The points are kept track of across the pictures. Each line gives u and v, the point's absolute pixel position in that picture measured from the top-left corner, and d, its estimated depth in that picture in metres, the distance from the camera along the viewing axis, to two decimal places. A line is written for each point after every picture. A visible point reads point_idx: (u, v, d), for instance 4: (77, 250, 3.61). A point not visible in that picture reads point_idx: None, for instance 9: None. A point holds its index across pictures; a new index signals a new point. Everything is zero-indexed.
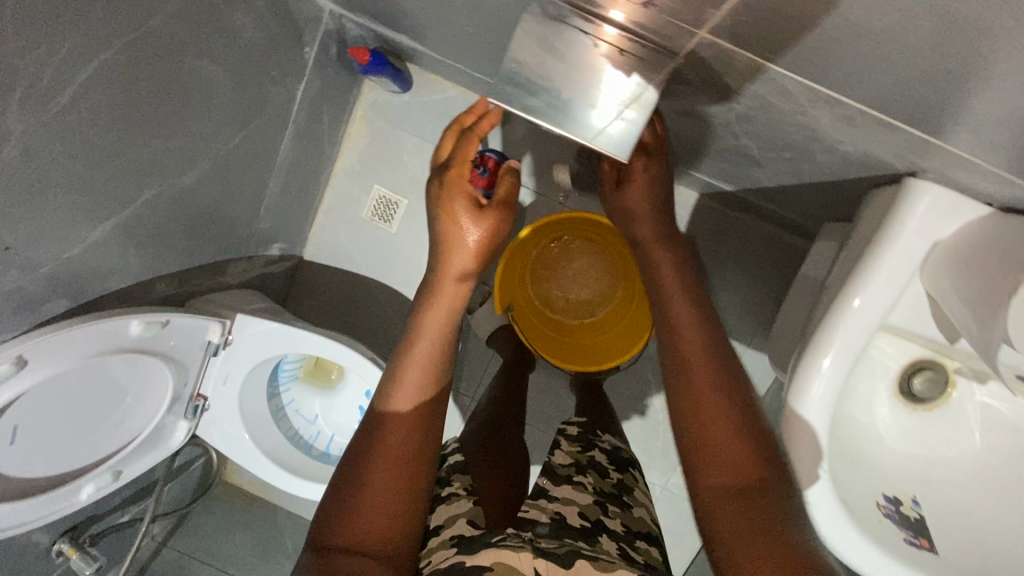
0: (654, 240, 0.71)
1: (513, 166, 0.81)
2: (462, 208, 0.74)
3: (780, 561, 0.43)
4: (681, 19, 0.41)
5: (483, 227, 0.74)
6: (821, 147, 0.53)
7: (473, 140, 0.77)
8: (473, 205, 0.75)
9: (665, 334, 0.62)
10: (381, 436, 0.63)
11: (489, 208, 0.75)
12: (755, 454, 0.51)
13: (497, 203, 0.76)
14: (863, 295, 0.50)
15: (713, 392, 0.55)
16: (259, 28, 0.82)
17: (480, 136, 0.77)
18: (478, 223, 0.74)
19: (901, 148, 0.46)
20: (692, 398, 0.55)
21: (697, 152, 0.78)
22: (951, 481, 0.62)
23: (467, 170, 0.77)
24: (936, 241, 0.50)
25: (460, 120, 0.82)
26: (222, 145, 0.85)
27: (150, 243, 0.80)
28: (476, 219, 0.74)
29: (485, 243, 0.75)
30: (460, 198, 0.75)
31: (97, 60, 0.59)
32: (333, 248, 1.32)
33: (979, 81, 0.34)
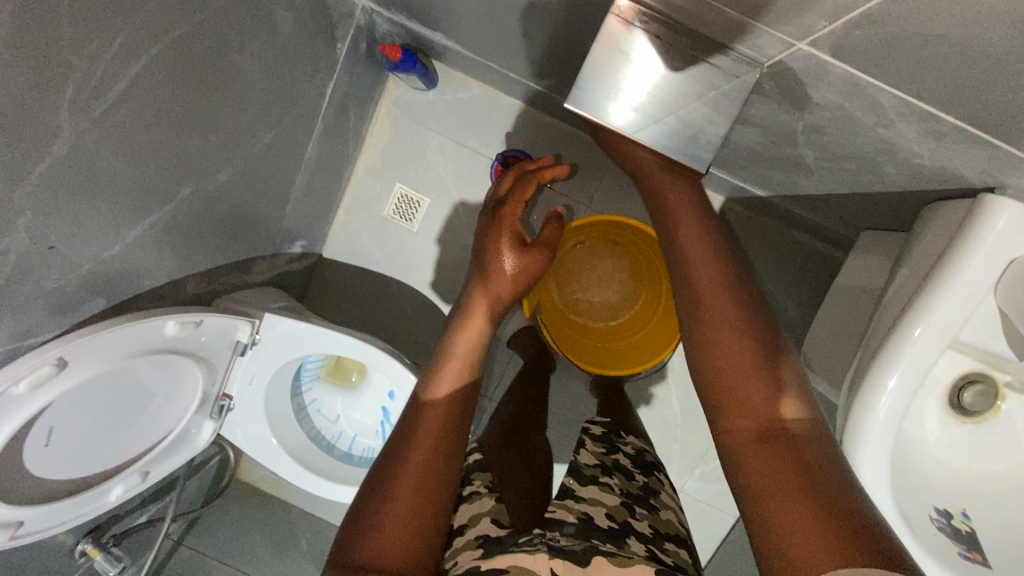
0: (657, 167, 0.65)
1: (558, 215, 0.82)
2: (506, 240, 0.76)
3: (811, 520, 0.43)
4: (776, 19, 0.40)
5: (522, 262, 0.75)
6: (891, 159, 0.53)
7: (534, 183, 0.83)
8: (519, 242, 0.76)
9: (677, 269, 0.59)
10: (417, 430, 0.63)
11: (531, 249, 0.76)
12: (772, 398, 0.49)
13: (541, 245, 0.77)
14: (934, 315, 0.49)
15: (734, 335, 0.52)
16: (297, 23, 0.80)
17: (541, 180, 0.82)
18: (519, 257, 0.75)
19: (983, 162, 0.46)
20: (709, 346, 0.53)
21: (743, 157, 0.77)
22: (1001, 493, 0.61)
23: (519, 209, 0.80)
24: (1012, 259, 0.48)
25: (522, 166, 0.89)
26: (256, 143, 0.84)
27: (183, 242, 0.78)
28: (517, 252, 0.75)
29: (522, 276, 0.75)
30: (507, 232, 0.77)
31: (146, 56, 0.57)
32: (353, 246, 1.30)
33: None
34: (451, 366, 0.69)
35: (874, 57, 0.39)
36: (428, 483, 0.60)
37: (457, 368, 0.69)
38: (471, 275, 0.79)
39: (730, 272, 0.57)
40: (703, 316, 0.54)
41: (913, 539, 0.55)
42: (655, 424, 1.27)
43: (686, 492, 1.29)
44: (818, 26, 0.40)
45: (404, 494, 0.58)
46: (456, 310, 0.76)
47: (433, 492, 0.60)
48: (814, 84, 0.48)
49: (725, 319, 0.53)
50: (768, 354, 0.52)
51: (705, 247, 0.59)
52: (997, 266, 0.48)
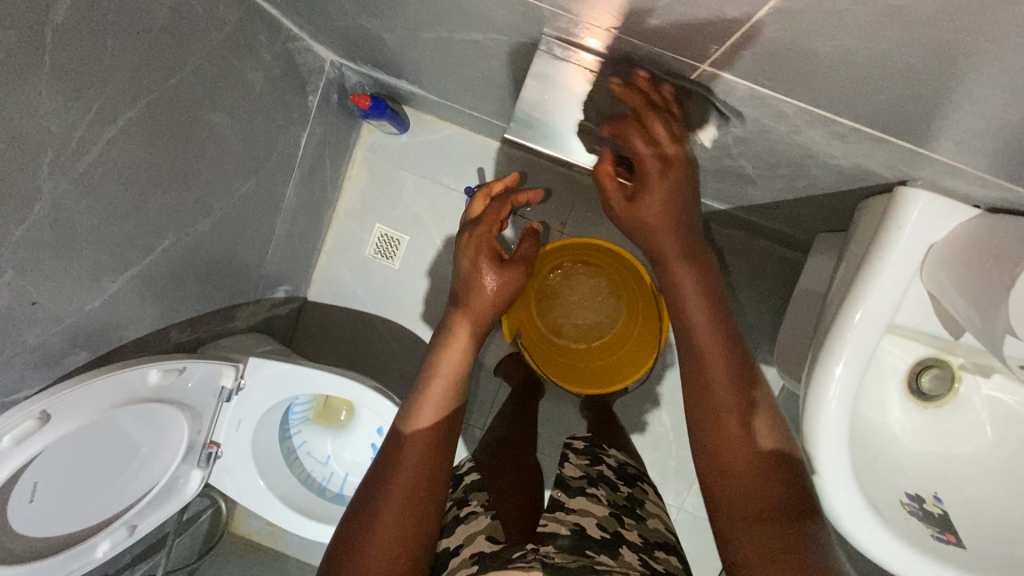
0: (676, 256, 0.64)
1: (535, 231, 0.86)
2: (487, 259, 0.80)
3: None
4: (677, 35, 0.45)
5: (502, 277, 0.80)
6: (816, 164, 0.57)
7: (506, 206, 0.85)
8: (496, 259, 0.81)
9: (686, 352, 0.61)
10: (399, 457, 0.65)
11: (508, 264, 0.81)
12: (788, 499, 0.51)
13: (517, 260, 0.82)
14: (866, 305, 0.52)
15: (732, 405, 0.57)
16: (268, 81, 0.86)
17: (513, 202, 0.86)
18: (499, 274, 0.80)
19: (889, 159, 0.49)
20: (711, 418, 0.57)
21: (693, 173, 0.82)
22: (968, 474, 0.63)
23: (494, 229, 0.83)
24: (930, 246, 0.51)
25: (488, 186, 0.91)
26: (234, 192, 0.88)
27: (165, 293, 0.81)
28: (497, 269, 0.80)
29: (501, 291, 0.80)
30: (485, 251, 0.81)
31: (123, 117, 0.62)
32: (337, 287, 1.34)
33: (948, 100, 0.39)
34: (432, 393, 0.71)
35: (770, 75, 0.44)
36: (412, 507, 0.61)
37: (437, 394, 0.71)
38: (451, 292, 0.82)
39: (747, 367, 0.59)
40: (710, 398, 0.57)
41: (883, 523, 0.56)
42: (647, 444, 1.27)
43: (686, 509, 1.28)
44: (713, 50, 0.45)
45: (388, 517, 0.60)
46: (437, 332, 0.79)
47: (417, 508, 0.62)
48: (731, 102, 0.52)
49: (731, 404, 0.56)
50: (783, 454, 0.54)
51: (712, 335, 0.60)
52: (918, 253, 0.51)
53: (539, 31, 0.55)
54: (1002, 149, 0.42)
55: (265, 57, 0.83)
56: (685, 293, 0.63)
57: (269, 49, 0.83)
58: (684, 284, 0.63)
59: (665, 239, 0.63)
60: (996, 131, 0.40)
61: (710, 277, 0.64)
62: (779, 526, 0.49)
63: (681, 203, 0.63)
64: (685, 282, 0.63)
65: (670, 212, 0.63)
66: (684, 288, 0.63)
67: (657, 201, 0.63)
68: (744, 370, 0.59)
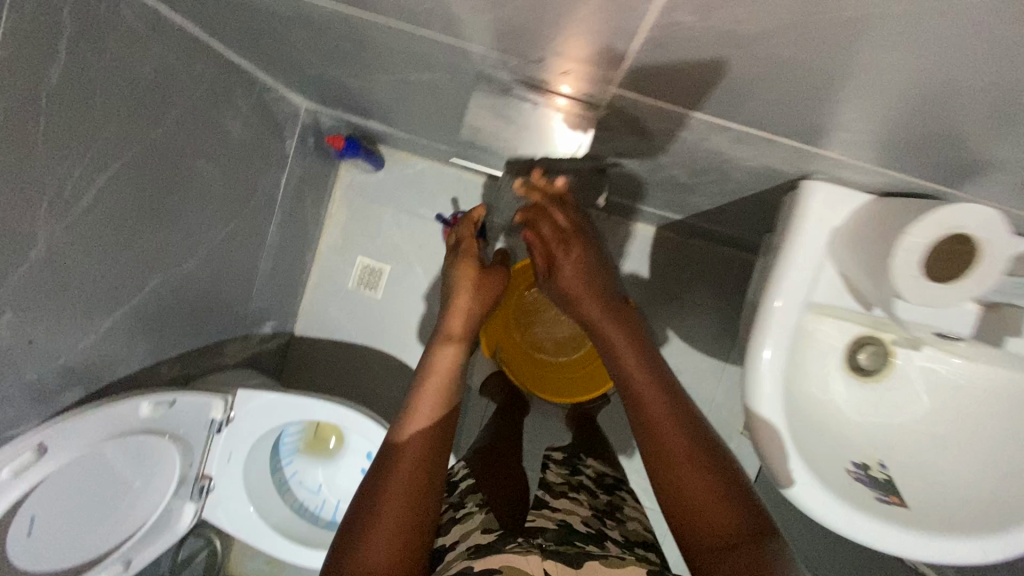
0: (603, 319, 0.74)
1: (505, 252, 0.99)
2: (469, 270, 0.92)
3: None
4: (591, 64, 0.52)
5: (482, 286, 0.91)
6: (735, 167, 0.64)
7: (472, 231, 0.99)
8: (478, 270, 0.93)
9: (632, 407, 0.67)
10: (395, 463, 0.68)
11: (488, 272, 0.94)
12: (750, 526, 0.57)
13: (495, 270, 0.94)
14: (783, 288, 0.58)
15: (680, 446, 0.63)
16: (246, 128, 0.93)
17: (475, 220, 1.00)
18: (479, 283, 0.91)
19: (788, 157, 0.56)
20: (665, 461, 0.63)
21: (642, 186, 0.89)
22: (911, 441, 0.68)
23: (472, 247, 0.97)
24: (833, 230, 0.58)
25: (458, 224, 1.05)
26: (217, 233, 0.94)
27: (154, 330, 0.86)
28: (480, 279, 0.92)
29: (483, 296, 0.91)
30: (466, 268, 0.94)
31: (112, 168, 0.68)
32: (323, 320, 1.39)
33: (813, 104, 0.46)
34: (429, 387, 0.77)
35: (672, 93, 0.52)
36: (410, 506, 0.65)
37: (435, 388, 0.77)
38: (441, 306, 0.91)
39: (682, 406, 0.66)
40: (662, 443, 0.63)
41: (828, 489, 0.60)
42: (633, 451, 1.31)
43: None
44: (612, 87, 0.52)
45: (387, 516, 0.63)
46: (434, 335, 0.85)
47: (413, 507, 0.65)
48: (643, 127, 0.60)
49: (679, 443, 0.63)
50: (730, 484, 0.61)
51: (650, 381, 0.67)
52: (822, 238, 0.58)
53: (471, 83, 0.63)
54: (870, 140, 0.49)
55: (242, 107, 0.90)
56: (617, 348, 0.71)
57: (246, 100, 0.91)
58: (617, 343, 0.72)
59: (586, 304, 0.75)
60: (860, 127, 0.47)
61: (635, 330, 0.73)
62: (747, 549, 0.55)
63: (592, 270, 0.78)
64: (617, 340, 0.72)
65: (586, 279, 0.77)
66: (617, 344, 0.72)
67: (571, 272, 0.77)
68: (680, 410, 0.66)
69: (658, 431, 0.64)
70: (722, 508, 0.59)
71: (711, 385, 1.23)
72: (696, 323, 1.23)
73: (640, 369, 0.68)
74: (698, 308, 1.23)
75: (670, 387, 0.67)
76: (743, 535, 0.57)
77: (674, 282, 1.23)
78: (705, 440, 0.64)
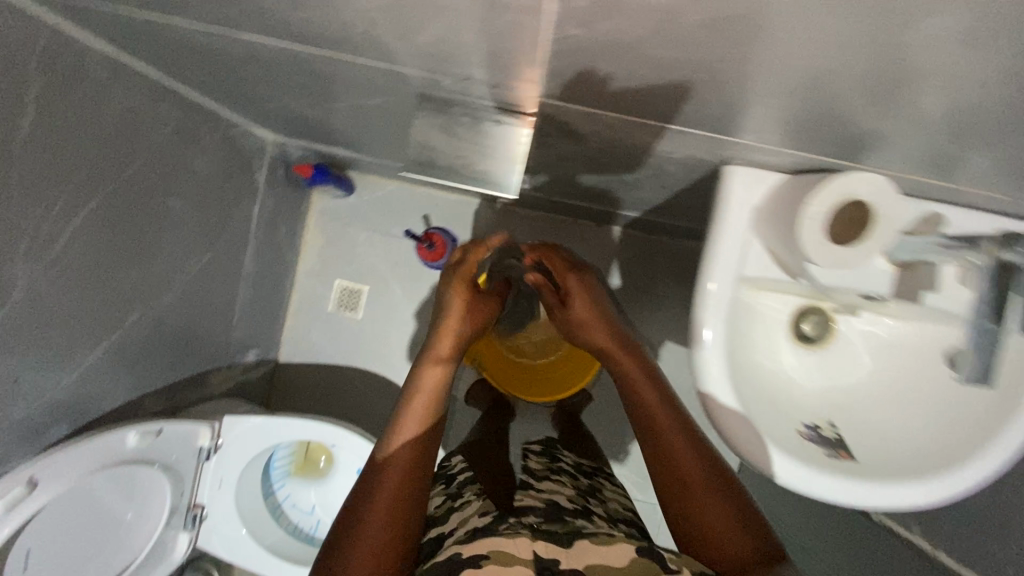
0: (615, 350, 0.77)
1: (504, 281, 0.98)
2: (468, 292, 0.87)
3: None
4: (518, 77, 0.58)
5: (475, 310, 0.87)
6: (666, 160, 0.69)
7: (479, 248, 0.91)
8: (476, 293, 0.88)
9: (646, 430, 0.70)
10: (384, 472, 0.67)
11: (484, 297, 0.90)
12: (760, 546, 0.60)
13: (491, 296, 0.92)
14: (716, 267, 0.63)
15: (695, 469, 0.65)
16: (214, 164, 0.98)
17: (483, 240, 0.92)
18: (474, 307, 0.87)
19: (706, 146, 0.62)
20: (680, 482, 0.65)
21: (593, 187, 0.95)
22: (858, 402, 0.73)
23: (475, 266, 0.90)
24: (754, 209, 0.62)
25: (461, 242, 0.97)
26: (193, 265, 0.98)
27: (136, 364, 0.89)
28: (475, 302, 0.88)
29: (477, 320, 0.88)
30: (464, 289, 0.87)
31: (85, 208, 0.72)
32: (306, 344, 1.42)
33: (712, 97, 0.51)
34: (417, 405, 0.74)
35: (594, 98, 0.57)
36: (396, 515, 0.65)
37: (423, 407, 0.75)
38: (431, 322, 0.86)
39: (693, 431, 0.69)
40: (677, 464, 0.66)
41: (782, 450, 0.64)
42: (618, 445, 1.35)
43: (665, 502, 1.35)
44: (536, 96, 0.58)
45: (374, 521, 0.64)
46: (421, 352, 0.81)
47: (402, 515, 0.65)
48: (575, 132, 0.65)
49: (693, 465, 0.66)
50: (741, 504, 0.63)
51: (663, 406, 0.70)
52: (746, 216, 0.63)
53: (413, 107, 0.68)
54: (770, 125, 0.54)
55: (208, 144, 0.95)
56: (631, 373, 0.74)
57: (211, 137, 0.95)
58: (630, 368, 0.75)
59: (597, 335, 0.79)
60: (757, 114, 0.53)
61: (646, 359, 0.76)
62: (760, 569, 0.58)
63: (602, 307, 0.81)
64: (630, 367, 0.75)
65: (599, 315, 0.80)
66: (629, 370, 0.75)
67: (584, 309, 0.80)
68: (692, 435, 0.68)
69: (673, 453, 0.67)
70: (735, 527, 0.61)
71: (685, 373, 1.28)
72: (664, 313, 1.28)
73: (653, 396, 0.71)
74: (666, 301, 1.28)
75: (682, 414, 0.70)
76: (756, 554, 0.59)
77: (640, 278, 1.28)
78: (716, 462, 0.67)
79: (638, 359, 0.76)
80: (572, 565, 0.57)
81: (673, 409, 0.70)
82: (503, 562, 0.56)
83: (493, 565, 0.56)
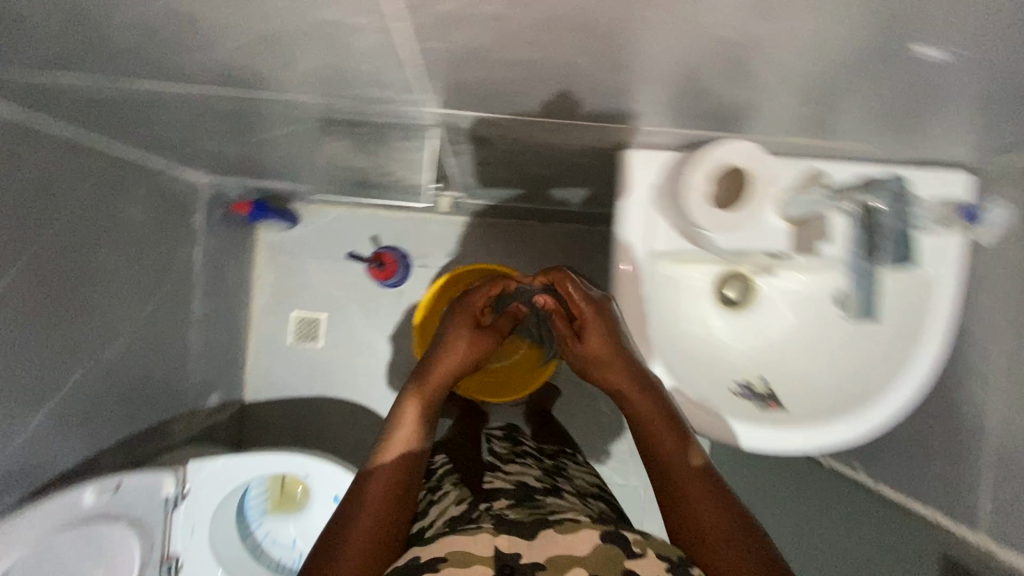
0: (631, 385, 0.66)
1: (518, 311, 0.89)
2: (467, 326, 0.81)
3: None
4: None
5: (474, 343, 0.80)
6: (573, 152, 0.73)
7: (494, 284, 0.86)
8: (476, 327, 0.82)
9: (658, 473, 0.62)
10: (364, 494, 0.63)
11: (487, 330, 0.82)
12: None
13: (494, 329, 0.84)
14: (625, 250, 0.67)
15: (715, 521, 0.57)
16: (143, 212, 0.98)
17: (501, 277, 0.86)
18: (475, 341, 0.80)
19: (602, 134, 0.65)
20: (697, 535, 0.57)
21: (520, 187, 0.98)
22: (787, 356, 0.76)
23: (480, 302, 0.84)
24: (652, 187, 0.66)
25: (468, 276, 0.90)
26: (135, 317, 0.98)
27: (85, 421, 0.88)
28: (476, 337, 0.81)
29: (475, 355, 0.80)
30: (466, 323, 0.81)
31: (12, 270, 0.71)
32: (270, 381, 1.41)
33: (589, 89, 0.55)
34: (400, 438, 0.69)
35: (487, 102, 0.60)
36: (376, 536, 0.61)
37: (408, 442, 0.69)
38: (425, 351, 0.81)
39: (713, 476, 0.61)
40: (694, 513, 0.58)
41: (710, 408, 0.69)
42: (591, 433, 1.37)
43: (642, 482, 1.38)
44: (431, 115, 0.61)
45: (354, 539, 0.60)
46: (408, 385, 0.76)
47: (385, 532, 0.61)
48: (480, 138, 0.68)
49: (713, 516, 0.57)
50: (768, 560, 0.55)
51: (679, 450, 0.62)
52: (647, 195, 0.66)
53: (325, 137, 0.71)
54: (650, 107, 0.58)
55: (135, 193, 0.95)
56: (644, 415, 0.64)
57: (137, 186, 0.95)
58: (644, 408, 0.64)
59: (615, 372, 0.67)
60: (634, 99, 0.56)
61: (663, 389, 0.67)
62: None
63: (623, 330, 0.70)
64: (643, 408, 0.64)
65: (616, 341, 0.68)
66: (641, 406, 0.65)
67: (601, 336, 0.69)
68: (712, 481, 0.60)
69: (687, 499, 0.59)
70: None
71: None
72: None
73: (668, 437, 0.62)
74: None
75: (700, 460, 0.62)
76: None
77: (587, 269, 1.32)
78: (740, 514, 0.58)
79: (653, 399, 0.65)
80: (534, 559, 0.54)
81: (692, 453, 0.62)
82: (461, 563, 0.53)
83: (451, 568, 0.52)
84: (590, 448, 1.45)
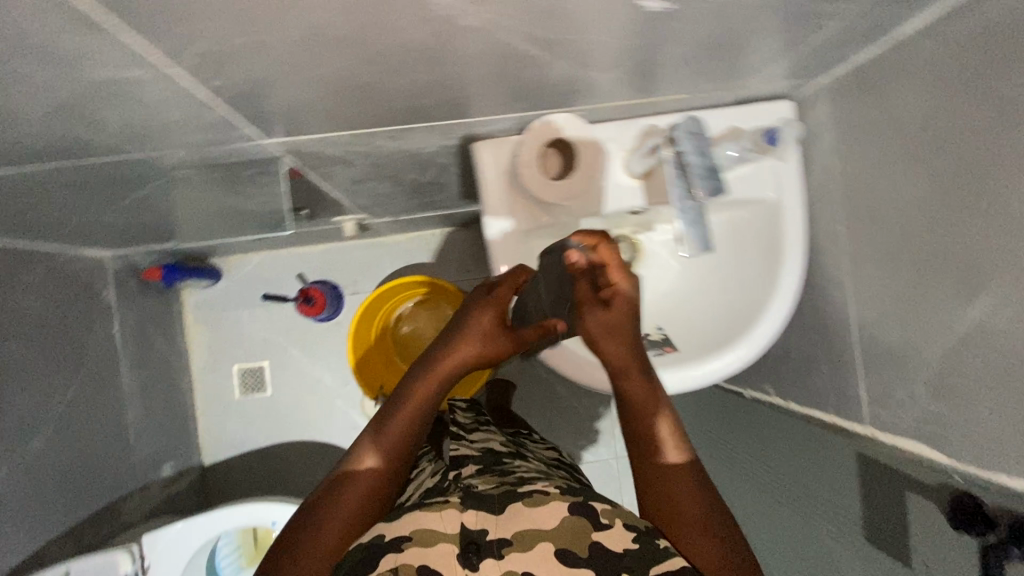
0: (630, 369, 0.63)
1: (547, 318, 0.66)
2: (488, 325, 0.66)
3: None
4: None
5: (490, 348, 0.65)
6: (435, 155, 0.76)
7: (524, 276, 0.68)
8: (499, 327, 0.66)
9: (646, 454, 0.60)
10: (342, 491, 0.58)
11: (510, 335, 0.66)
12: None
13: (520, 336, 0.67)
14: (491, 230, 0.73)
15: (691, 506, 0.55)
16: (44, 301, 0.97)
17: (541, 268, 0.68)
18: (491, 345, 0.65)
19: (449, 134, 0.69)
20: (668, 513, 0.55)
21: (414, 197, 1.00)
22: (675, 303, 0.81)
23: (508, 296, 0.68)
24: (506, 171, 0.71)
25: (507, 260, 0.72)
26: (58, 405, 0.97)
27: (23, 519, 0.87)
28: (494, 341, 0.66)
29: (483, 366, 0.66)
30: (487, 318, 0.66)
31: None
32: (225, 439, 1.40)
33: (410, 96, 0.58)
34: (391, 443, 0.61)
35: None
36: (350, 534, 0.56)
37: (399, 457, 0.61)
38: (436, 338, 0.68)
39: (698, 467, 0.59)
40: (671, 491, 0.56)
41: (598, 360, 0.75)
42: None
43: None
44: (276, 149, 0.63)
45: (328, 533, 0.55)
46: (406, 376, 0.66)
47: (361, 526, 0.57)
48: (337, 159, 0.71)
49: (690, 497, 0.56)
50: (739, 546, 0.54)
51: (672, 439, 0.60)
52: (501, 179, 0.71)
53: (188, 190, 0.72)
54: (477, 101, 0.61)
55: (31, 283, 0.94)
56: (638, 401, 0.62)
57: (32, 276, 0.94)
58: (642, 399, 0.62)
59: (613, 349, 0.64)
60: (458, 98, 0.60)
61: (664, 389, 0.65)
62: None
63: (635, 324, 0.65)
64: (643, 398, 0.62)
65: (631, 330, 0.64)
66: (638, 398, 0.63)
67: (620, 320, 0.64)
68: (697, 472, 0.58)
69: (666, 481, 0.57)
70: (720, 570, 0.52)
71: None
72: None
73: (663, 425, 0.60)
74: None
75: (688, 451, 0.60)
76: None
77: None
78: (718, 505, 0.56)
79: (651, 390, 0.63)
80: (502, 535, 0.52)
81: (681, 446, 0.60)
82: (426, 543, 0.51)
83: (418, 550, 0.50)
84: (554, 432, 1.48)
